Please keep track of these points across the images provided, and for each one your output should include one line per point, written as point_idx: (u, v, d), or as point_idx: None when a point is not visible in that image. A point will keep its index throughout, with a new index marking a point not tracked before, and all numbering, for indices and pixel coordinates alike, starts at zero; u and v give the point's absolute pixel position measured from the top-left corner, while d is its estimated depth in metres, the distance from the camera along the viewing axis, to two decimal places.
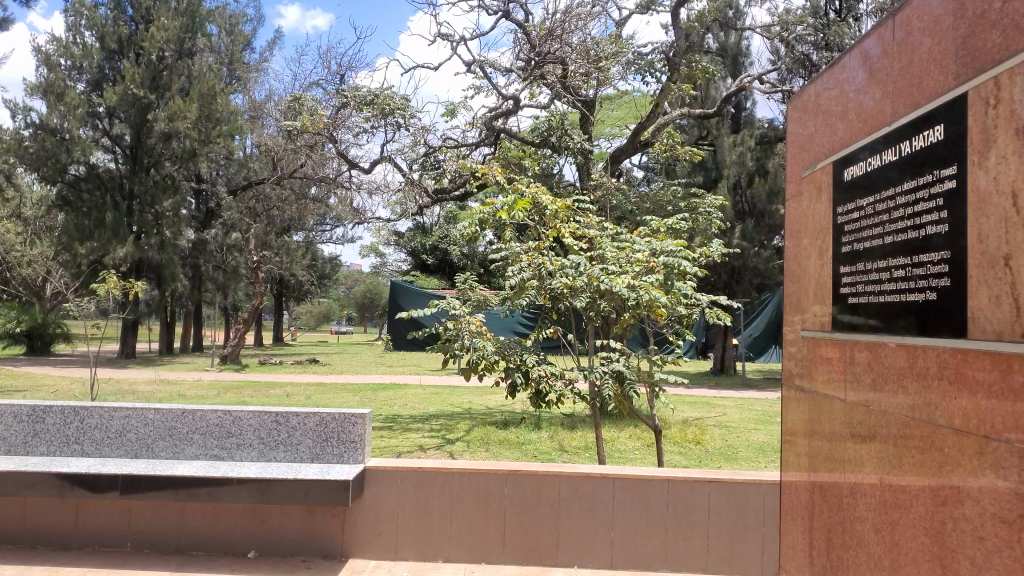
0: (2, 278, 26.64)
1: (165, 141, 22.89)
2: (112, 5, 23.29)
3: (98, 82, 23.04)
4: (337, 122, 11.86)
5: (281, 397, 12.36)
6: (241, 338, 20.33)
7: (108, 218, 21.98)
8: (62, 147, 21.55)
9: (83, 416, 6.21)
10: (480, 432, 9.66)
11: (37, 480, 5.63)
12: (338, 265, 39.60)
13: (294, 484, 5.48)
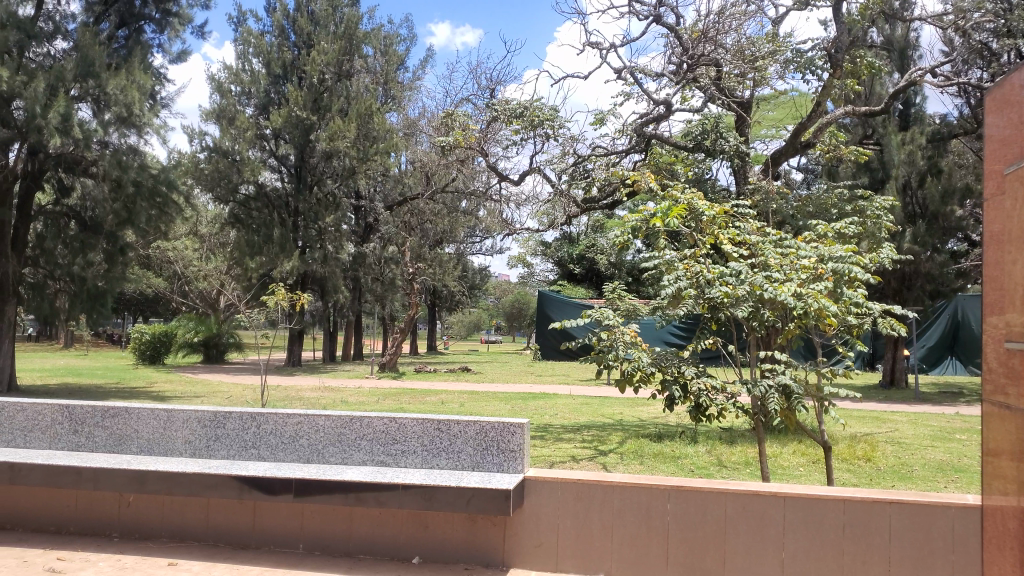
0: (181, 292, 28.65)
1: (326, 160, 24.01)
2: (277, 33, 24.89)
3: (265, 105, 24.47)
4: (487, 135, 11.96)
5: (436, 405, 12.62)
6: (398, 348, 20.99)
7: (276, 233, 23.25)
8: (234, 168, 22.96)
9: (259, 421, 6.54)
10: (634, 445, 9.49)
11: (219, 482, 5.95)
12: (486, 275, 40.27)
13: (457, 491, 5.54)
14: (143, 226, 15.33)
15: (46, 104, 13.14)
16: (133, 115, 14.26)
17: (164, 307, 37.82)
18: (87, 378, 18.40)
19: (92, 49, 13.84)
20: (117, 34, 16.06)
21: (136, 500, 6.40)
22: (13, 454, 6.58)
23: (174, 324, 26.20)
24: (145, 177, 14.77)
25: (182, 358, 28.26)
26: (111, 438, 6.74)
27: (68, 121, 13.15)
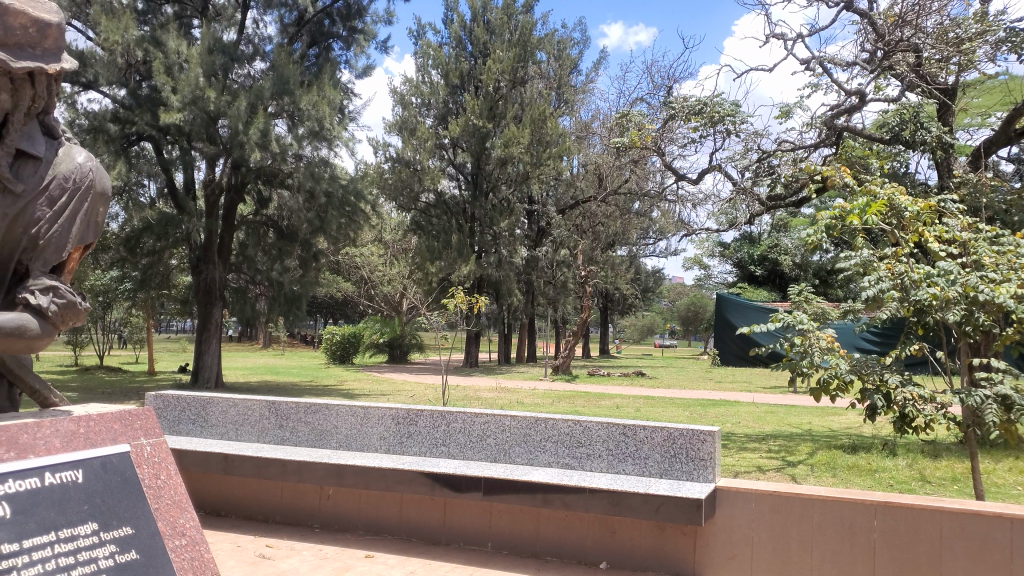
0: (367, 295, 30.17)
1: (502, 166, 24.50)
2: (455, 44, 25.71)
3: (444, 115, 25.36)
4: (664, 134, 11.68)
5: (613, 408, 12.53)
6: (571, 351, 21.03)
7: (454, 239, 23.97)
8: (415, 177, 23.98)
9: (448, 421, 6.70)
10: (826, 456, 8.99)
11: (412, 478, 6.14)
12: (661, 279, 39.63)
13: (645, 497, 5.41)
14: (333, 234, 16.09)
15: (248, 121, 14.13)
16: (324, 129, 14.98)
17: (350, 310, 39.88)
18: (284, 376, 19.71)
19: (288, 68, 14.76)
20: (309, 53, 17.29)
21: (335, 494, 6.72)
22: (227, 446, 7.09)
23: (362, 325, 27.66)
24: (335, 187, 15.57)
25: (368, 358, 29.69)
26: (311, 433, 7.13)
27: (267, 136, 14.09)
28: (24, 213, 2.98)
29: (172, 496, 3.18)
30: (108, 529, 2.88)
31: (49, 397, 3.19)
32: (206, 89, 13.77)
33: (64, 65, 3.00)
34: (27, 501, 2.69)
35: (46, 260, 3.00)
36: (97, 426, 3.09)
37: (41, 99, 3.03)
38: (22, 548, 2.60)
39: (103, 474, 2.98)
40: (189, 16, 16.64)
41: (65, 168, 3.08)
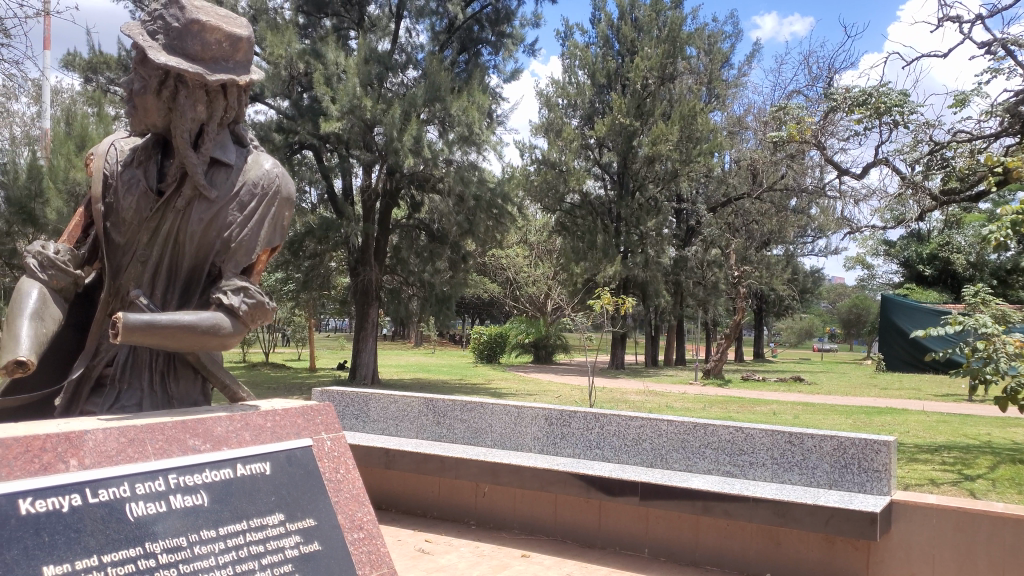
0: (512, 295, 30.57)
1: (649, 165, 24.25)
2: (602, 43, 25.62)
3: (590, 116, 25.33)
4: (825, 127, 11.17)
5: (769, 414, 12.07)
6: (722, 354, 20.45)
7: (600, 240, 23.79)
8: (561, 179, 23.99)
9: (603, 422, 6.63)
10: (1009, 470, 8.29)
11: (565, 479, 6.12)
12: (819, 279, 37.87)
13: (814, 508, 5.15)
14: (481, 236, 16.37)
15: (402, 128, 14.58)
16: (474, 134, 15.20)
17: (497, 310, 40.51)
18: (435, 374, 20.19)
19: (439, 75, 15.06)
20: (459, 59, 17.72)
21: (491, 491, 6.79)
22: (388, 440, 7.32)
23: (508, 326, 28.07)
24: (484, 191, 15.76)
25: (514, 358, 30.01)
26: (467, 431, 7.25)
27: (419, 143, 14.49)
28: (218, 215, 3.18)
29: (350, 490, 3.29)
30: (294, 519, 3.01)
31: (238, 392, 3.37)
32: (363, 98, 14.31)
33: (253, 77, 3.14)
34: (221, 491, 2.86)
35: (238, 262, 3.16)
36: (282, 420, 3.24)
37: (232, 111, 3.21)
38: (218, 534, 2.77)
39: (288, 467, 3.12)
40: (347, 29, 17.37)
41: (255, 175, 3.25)
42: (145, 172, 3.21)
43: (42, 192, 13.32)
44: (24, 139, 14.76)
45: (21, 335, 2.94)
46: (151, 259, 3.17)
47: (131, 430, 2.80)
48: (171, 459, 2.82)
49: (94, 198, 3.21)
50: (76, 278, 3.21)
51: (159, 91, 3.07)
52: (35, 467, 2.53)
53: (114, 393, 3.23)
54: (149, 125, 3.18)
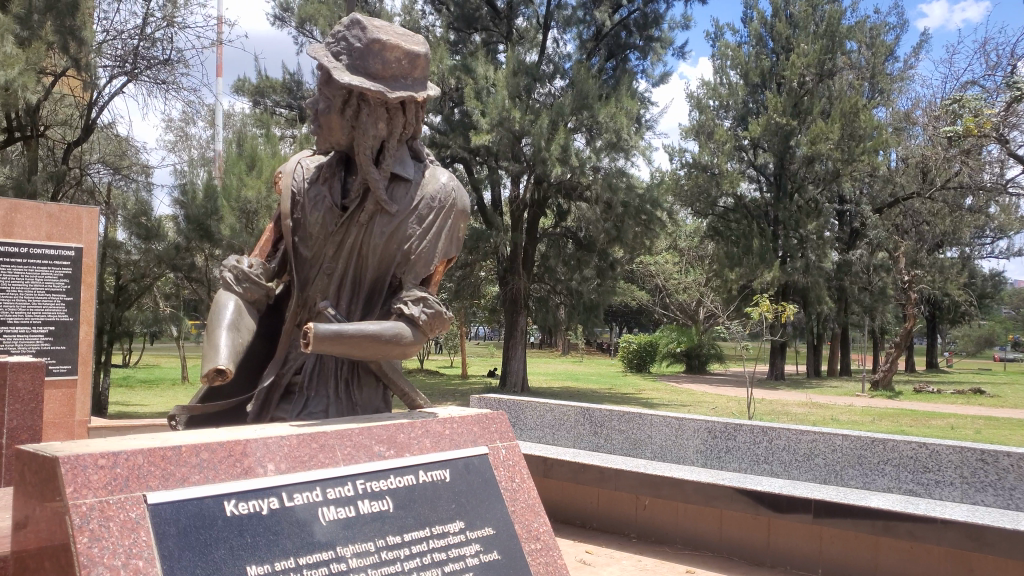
0: (663, 302, 30.19)
1: (808, 165, 23.39)
2: (755, 42, 24.92)
3: (744, 116, 24.68)
4: (1008, 119, 10.38)
5: (950, 429, 11.28)
6: (891, 364, 19.33)
7: (756, 244, 23.03)
8: (713, 182, 23.46)
9: (771, 436, 6.39)
10: None
11: (729, 494, 5.91)
12: (1000, 282, 35.15)
13: (1014, 533, 4.73)
14: (630, 243, 16.16)
15: (550, 138, 14.68)
16: (622, 140, 15.07)
17: (646, 318, 40.06)
18: (585, 383, 20.17)
19: (587, 83, 15.02)
20: (606, 66, 17.70)
21: (652, 505, 6.67)
22: (546, 449, 7.34)
23: (659, 334, 27.74)
24: (632, 197, 15.55)
25: (666, 367, 29.53)
26: (627, 441, 7.15)
27: (567, 151, 14.51)
28: (398, 229, 3.30)
29: (525, 499, 3.29)
30: (474, 528, 3.05)
31: (416, 399, 3.47)
32: (511, 110, 14.49)
33: (431, 94, 3.21)
34: (405, 497, 2.95)
35: (418, 273, 3.26)
36: (459, 428, 3.29)
37: (410, 126, 3.31)
38: (404, 540, 2.85)
39: (466, 474, 3.17)
40: (496, 42, 17.71)
41: (432, 189, 3.34)
42: (330, 189, 3.37)
43: (217, 210, 14.28)
44: (202, 161, 15.93)
45: (220, 345, 3.14)
46: (336, 271, 3.33)
47: (322, 435, 2.92)
48: (359, 465, 2.93)
49: (284, 214, 3.39)
50: (269, 291, 3.39)
51: (342, 109, 3.21)
52: (237, 471, 2.67)
53: (302, 400, 3.38)
54: (334, 144, 3.34)
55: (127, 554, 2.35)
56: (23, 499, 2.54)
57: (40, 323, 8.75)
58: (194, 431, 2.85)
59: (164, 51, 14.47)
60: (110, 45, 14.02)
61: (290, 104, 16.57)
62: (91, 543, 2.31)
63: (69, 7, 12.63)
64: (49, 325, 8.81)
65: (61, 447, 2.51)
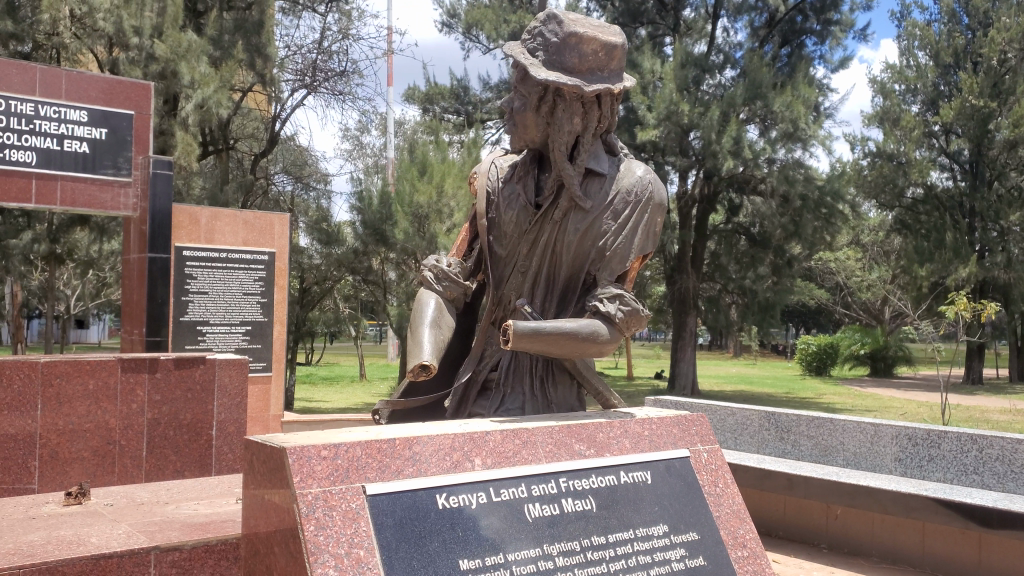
0: (845, 300, 28.68)
1: (1010, 150, 21.53)
2: (948, 19, 23.33)
3: (934, 100, 23.00)
4: None
5: None
6: None
7: (949, 238, 21.40)
8: (900, 171, 22.05)
9: (982, 446, 5.86)
10: None
11: (932, 506, 5.47)
12: None
13: None
14: (809, 238, 15.39)
15: (721, 131, 14.31)
16: (799, 130, 14.41)
17: (825, 317, 38.16)
18: (760, 386, 19.46)
19: (760, 72, 14.52)
20: (781, 53, 17.00)
21: (844, 514, 6.29)
22: (728, 453, 7.12)
23: (841, 336, 26.41)
24: (811, 190, 14.89)
25: (848, 370, 27.96)
26: (815, 448, 6.80)
27: (739, 143, 14.09)
28: (593, 224, 3.24)
29: (730, 505, 3.18)
30: (678, 532, 2.98)
31: (611, 399, 3.42)
32: (680, 103, 14.24)
33: (626, 85, 3.15)
34: (609, 497, 2.92)
35: (613, 269, 3.20)
36: (660, 429, 3.21)
37: (604, 120, 3.25)
38: (608, 542, 2.84)
39: (668, 476, 3.10)
40: (663, 36, 17.46)
41: (628, 182, 3.25)
42: (524, 187, 3.36)
43: (391, 215, 14.82)
44: (378, 168, 16.59)
45: (424, 340, 3.23)
46: (531, 269, 3.33)
47: (524, 432, 2.94)
48: (562, 464, 2.92)
49: (479, 214, 3.42)
50: (466, 289, 3.44)
51: (538, 106, 3.20)
52: (446, 465, 2.75)
53: (499, 397, 3.41)
54: (528, 141, 3.33)
55: (349, 543, 2.48)
56: (254, 486, 2.74)
57: (239, 324, 9.38)
58: (403, 425, 2.95)
59: (339, 63, 15.19)
60: (292, 61, 14.91)
61: (458, 109, 17.00)
62: (317, 531, 2.46)
63: (255, 25, 13.52)
64: (247, 325, 9.43)
65: (287, 439, 2.67)
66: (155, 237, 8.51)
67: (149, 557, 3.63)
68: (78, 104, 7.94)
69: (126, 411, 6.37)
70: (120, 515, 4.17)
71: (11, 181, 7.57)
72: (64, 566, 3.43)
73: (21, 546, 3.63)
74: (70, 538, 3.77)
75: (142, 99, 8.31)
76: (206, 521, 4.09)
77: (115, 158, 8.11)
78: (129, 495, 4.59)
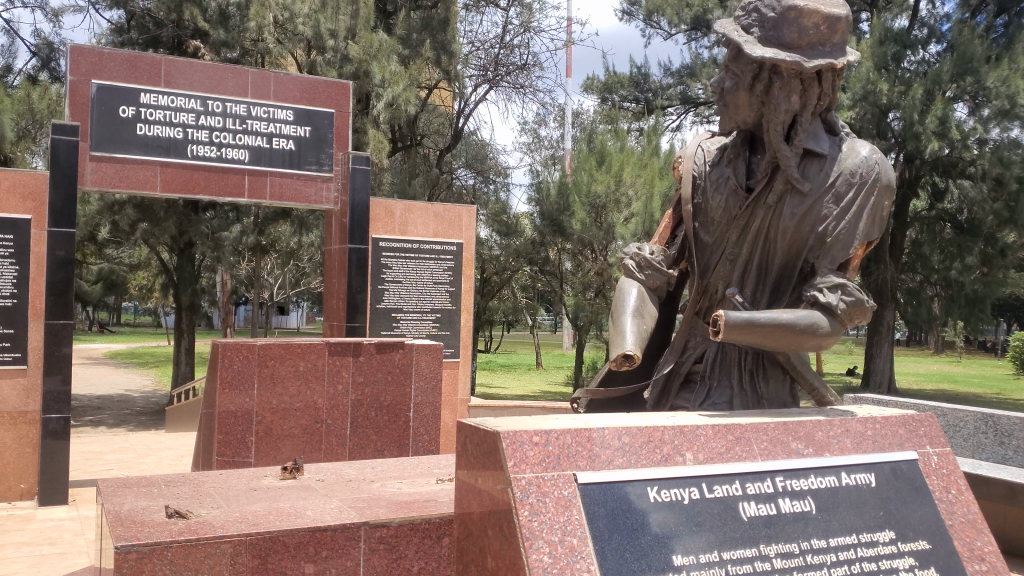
0: None
1: None
2: None
3: None
4: None
5: None
6: None
7: None
8: None
9: None
10: None
11: None
12: None
13: None
14: None
15: (924, 110, 13.34)
16: (1016, 106, 13.19)
17: None
18: (966, 386, 17.97)
19: (971, 44, 13.41)
20: (995, 23, 15.61)
21: None
22: None
23: None
24: None
25: None
26: None
27: (945, 123, 13.10)
28: (811, 209, 3.09)
29: (964, 514, 2.93)
30: (906, 540, 2.77)
31: (827, 396, 3.23)
32: (878, 82, 13.40)
33: (851, 59, 2.97)
34: (829, 499, 2.76)
35: (834, 257, 3.05)
36: (884, 429, 3.00)
37: (825, 97, 3.08)
38: (830, 546, 2.68)
39: (895, 480, 2.89)
40: (858, 11, 16.62)
41: (852, 163, 3.07)
42: (734, 170, 3.23)
43: (569, 206, 14.80)
44: (555, 159, 16.72)
45: (627, 330, 3.17)
46: (741, 257, 3.22)
47: (737, 428, 2.82)
48: (778, 462, 2.78)
49: (685, 199, 3.32)
50: (670, 278, 3.35)
51: (752, 85, 3.07)
52: (656, 457, 2.67)
53: (705, 390, 3.30)
54: (739, 122, 3.21)
55: (563, 531, 2.47)
56: (468, 469, 2.79)
57: (429, 312, 9.71)
58: (609, 414, 2.91)
59: (521, 57, 15.40)
60: (475, 56, 15.28)
61: (637, 97, 16.80)
62: (531, 516, 2.46)
63: (441, 23, 13.97)
64: (437, 313, 9.76)
65: (499, 424, 2.69)
66: (354, 228, 8.98)
67: (360, 532, 3.81)
68: (285, 104, 8.47)
69: (332, 391, 6.75)
70: (331, 490, 4.41)
71: (227, 178, 8.21)
72: (285, 536, 3.66)
73: (246, 515, 3.91)
74: (288, 510, 4.02)
75: (341, 97, 8.73)
76: (409, 500, 4.24)
77: (318, 155, 8.63)
78: (339, 470, 4.88)
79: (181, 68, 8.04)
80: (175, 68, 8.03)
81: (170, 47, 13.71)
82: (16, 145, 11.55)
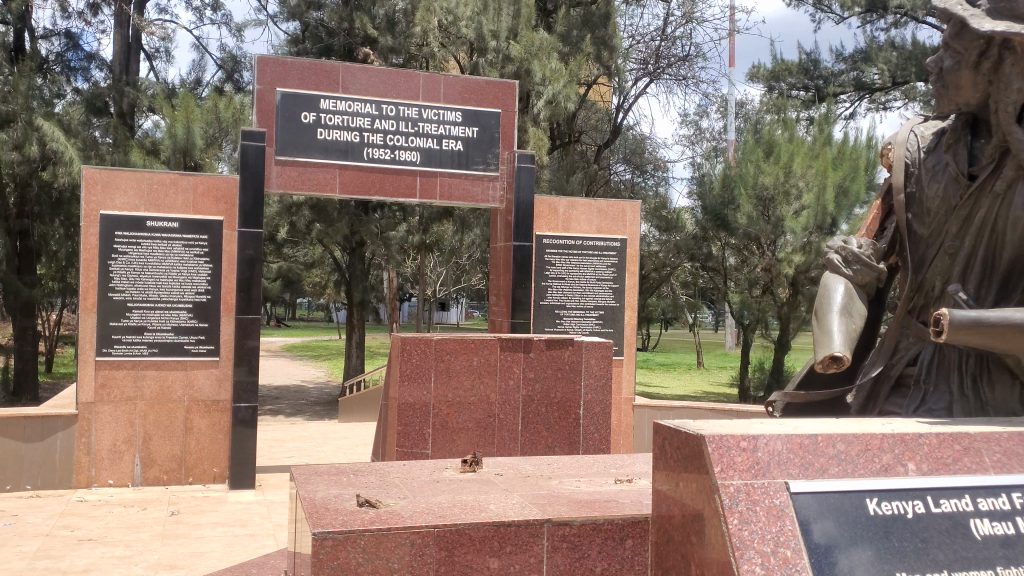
0: None
1: None
2: None
3: None
4: None
5: None
6: None
7: None
8: None
9: None
10: None
11: None
12: None
13: None
14: None
15: None
16: None
17: None
18: None
19: None
20: None
21: None
22: None
23: None
24: None
25: None
26: None
27: None
28: None
29: None
30: None
31: None
32: None
33: None
34: None
35: None
36: None
37: None
38: None
39: None
40: None
41: None
42: (954, 156, 2.99)
43: (734, 199, 14.36)
44: (718, 151, 16.27)
45: (833, 329, 2.99)
46: (962, 250, 2.95)
47: (966, 438, 2.59)
48: (1015, 476, 2.53)
49: (896, 189, 3.12)
50: (879, 274, 3.13)
51: (977, 64, 2.85)
52: (875, 467, 2.49)
53: (919, 395, 3.07)
54: (961, 104, 2.97)
55: (775, 542, 2.34)
56: (667, 472, 2.69)
57: (593, 309, 9.66)
58: (817, 420, 2.74)
59: (683, 48, 15.08)
60: (636, 49, 15.05)
61: (807, 84, 16.07)
62: (741, 525, 2.35)
63: (601, 18, 13.87)
64: (600, 310, 9.68)
65: (700, 426, 2.59)
66: (519, 226, 9.04)
67: (543, 529, 3.78)
68: (453, 106, 8.63)
69: (505, 386, 6.83)
70: (511, 485, 4.43)
71: (400, 179, 8.48)
72: (470, 529, 3.69)
73: (431, 507, 3.98)
74: (472, 503, 4.06)
75: (508, 97, 8.81)
76: (590, 498, 4.19)
77: (485, 155, 8.77)
78: (517, 466, 4.91)
79: (355, 74, 8.33)
80: (349, 74, 8.31)
81: (342, 55, 14.34)
82: (205, 152, 12.40)
